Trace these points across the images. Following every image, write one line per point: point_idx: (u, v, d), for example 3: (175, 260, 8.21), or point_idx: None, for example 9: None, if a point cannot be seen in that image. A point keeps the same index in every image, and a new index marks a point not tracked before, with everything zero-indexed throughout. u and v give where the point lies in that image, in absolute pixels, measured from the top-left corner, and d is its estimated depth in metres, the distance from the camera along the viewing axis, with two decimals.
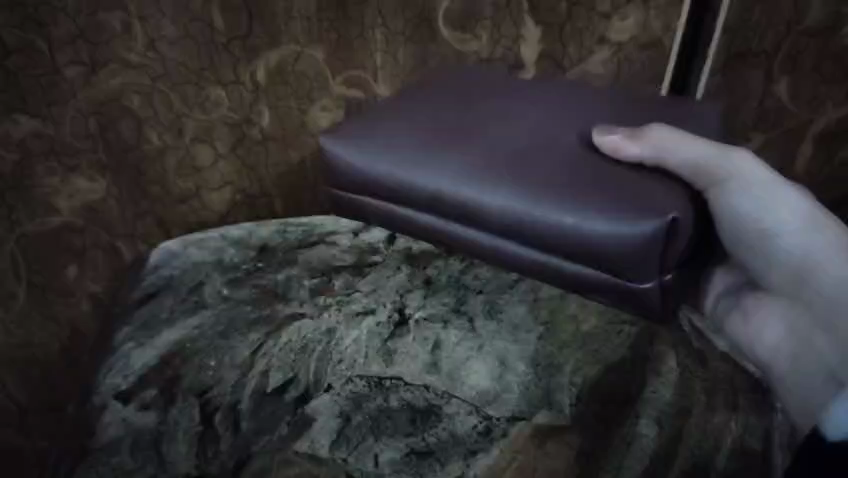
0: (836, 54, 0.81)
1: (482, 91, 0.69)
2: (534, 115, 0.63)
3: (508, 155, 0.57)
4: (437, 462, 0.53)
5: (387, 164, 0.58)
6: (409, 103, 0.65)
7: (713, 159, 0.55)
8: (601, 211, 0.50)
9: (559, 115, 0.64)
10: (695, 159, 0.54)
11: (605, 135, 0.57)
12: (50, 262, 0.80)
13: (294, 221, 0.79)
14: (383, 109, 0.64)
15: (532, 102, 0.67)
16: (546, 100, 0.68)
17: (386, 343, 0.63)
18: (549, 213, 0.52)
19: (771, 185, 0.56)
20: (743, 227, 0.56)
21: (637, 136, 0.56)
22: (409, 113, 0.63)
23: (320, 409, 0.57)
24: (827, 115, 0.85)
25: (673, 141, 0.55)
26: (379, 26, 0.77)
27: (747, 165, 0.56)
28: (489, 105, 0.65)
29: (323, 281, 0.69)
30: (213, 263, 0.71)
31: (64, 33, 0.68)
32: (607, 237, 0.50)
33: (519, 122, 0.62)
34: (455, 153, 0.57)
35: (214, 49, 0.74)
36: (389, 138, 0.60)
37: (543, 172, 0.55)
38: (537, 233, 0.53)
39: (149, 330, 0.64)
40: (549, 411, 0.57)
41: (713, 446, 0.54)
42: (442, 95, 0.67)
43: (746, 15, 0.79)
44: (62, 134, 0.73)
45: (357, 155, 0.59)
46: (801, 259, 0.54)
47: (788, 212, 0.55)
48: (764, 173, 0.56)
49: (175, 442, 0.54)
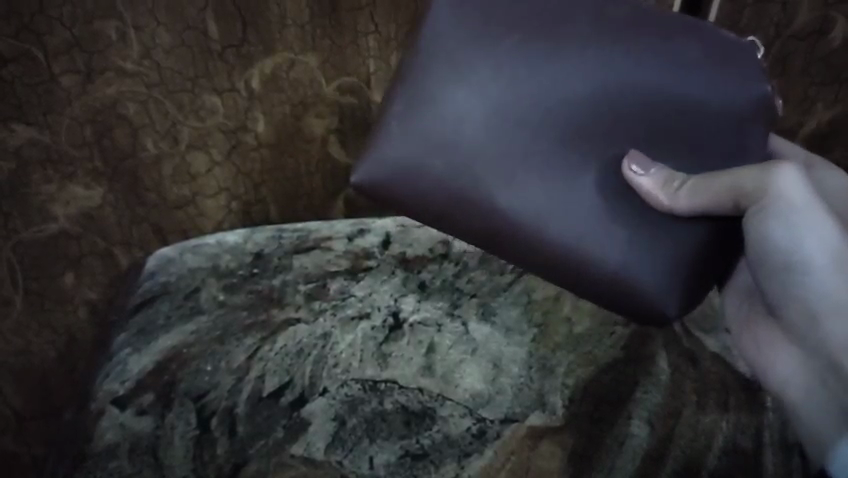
0: (825, 57, 0.78)
1: (514, 26, 0.56)
2: (572, 97, 0.55)
3: (544, 198, 0.56)
4: (431, 464, 0.56)
5: (416, 189, 0.58)
6: (430, 81, 0.57)
7: (758, 183, 0.50)
8: (626, 264, 0.55)
9: (593, 91, 0.55)
10: (736, 189, 0.51)
11: (638, 173, 0.54)
12: (47, 270, 0.84)
13: (290, 225, 0.74)
14: (404, 96, 0.58)
15: (568, 56, 0.55)
16: (585, 38, 0.55)
17: (381, 346, 0.63)
18: (580, 259, 0.56)
19: (807, 211, 0.50)
20: (761, 255, 0.52)
21: (669, 182, 0.53)
22: (432, 103, 0.57)
23: (317, 413, 0.59)
24: (817, 115, 0.82)
25: (704, 188, 0.52)
26: (372, 32, 0.75)
27: (797, 190, 0.50)
28: (521, 73, 0.55)
29: (319, 285, 0.67)
30: (208, 269, 0.69)
31: (60, 42, 0.69)
32: (626, 284, 0.56)
33: (557, 116, 0.55)
34: (485, 184, 0.56)
35: (209, 57, 0.72)
36: (414, 154, 0.57)
37: (578, 209, 0.55)
38: (564, 271, 0.57)
39: (147, 336, 0.64)
40: (542, 412, 0.58)
41: (705, 444, 0.56)
42: (460, 82, 0.56)
43: (736, 17, 0.75)
44: (58, 143, 0.75)
45: (385, 173, 0.58)
46: (819, 301, 0.50)
47: (818, 246, 0.49)
48: (804, 199, 0.50)
49: (172, 447, 0.57)
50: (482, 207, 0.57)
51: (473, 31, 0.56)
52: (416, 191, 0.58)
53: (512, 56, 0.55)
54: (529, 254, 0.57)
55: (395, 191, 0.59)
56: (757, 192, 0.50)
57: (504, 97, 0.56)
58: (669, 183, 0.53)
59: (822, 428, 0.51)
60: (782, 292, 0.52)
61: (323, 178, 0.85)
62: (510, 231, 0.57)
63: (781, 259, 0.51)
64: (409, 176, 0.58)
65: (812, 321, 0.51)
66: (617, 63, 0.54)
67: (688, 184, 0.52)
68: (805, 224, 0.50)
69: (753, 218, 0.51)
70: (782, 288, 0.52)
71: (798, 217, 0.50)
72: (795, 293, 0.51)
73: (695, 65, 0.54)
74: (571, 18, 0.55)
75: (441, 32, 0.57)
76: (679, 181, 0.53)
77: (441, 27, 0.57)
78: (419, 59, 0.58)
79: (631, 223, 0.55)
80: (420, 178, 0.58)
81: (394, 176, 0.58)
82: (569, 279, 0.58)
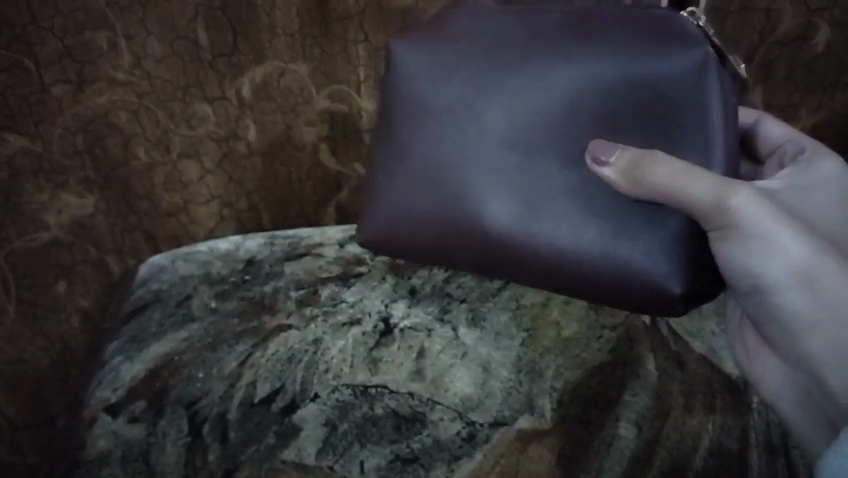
0: (808, 63, 0.79)
1: (457, 57, 0.57)
2: (529, 113, 0.55)
3: (531, 206, 0.56)
4: (422, 468, 0.57)
5: (410, 221, 0.60)
6: (397, 124, 0.60)
7: (714, 209, 0.50)
8: (621, 266, 0.55)
9: (546, 99, 0.55)
10: (697, 212, 0.51)
11: (600, 164, 0.53)
12: (39, 278, 0.85)
13: (280, 234, 0.74)
14: (383, 145, 0.61)
15: (528, 72, 0.55)
16: (527, 52, 0.55)
17: (372, 352, 0.63)
18: (575, 266, 0.56)
19: (763, 233, 0.50)
20: (735, 273, 0.52)
21: (635, 168, 0.51)
22: (405, 145, 0.59)
23: (308, 419, 0.60)
24: (803, 121, 0.83)
25: (667, 178, 0.50)
26: (362, 41, 0.74)
27: (756, 209, 0.50)
28: (474, 101, 0.56)
29: (310, 291, 0.68)
30: (201, 276, 0.70)
31: (52, 52, 0.70)
32: (625, 283, 0.55)
33: (519, 132, 0.56)
34: (471, 210, 0.58)
35: (200, 66, 0.73)
36: (399, 195, 0.60)
37: (565, 214, 0.56)
38: (561, 287, 0.58)
39: (139, 344, 0.65)
40: (531, 416, 0.59)
41: (692, 445, 0.57)
42: (434, 108, 0.58)
43: (719, 26, 0.76)
44: (50, 152, 0.76)
45: (383, 220, 0.62)
46: (789, 313, 0.51)
47: (779, 264, 0.50)
48: (757, 221, 0.50)
49: (164, 454, 0.59)
50: (479, 236, 0.58)
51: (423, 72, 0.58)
52: (410, 224, 0.60)
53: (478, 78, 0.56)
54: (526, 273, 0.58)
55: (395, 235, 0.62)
56: (715, 218, 0.51)
57: (465, 124, 0.57)
58: (632, 167, 0.51)
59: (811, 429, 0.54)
60: (761, 304, 0.53)
61: (316, 184, 0.84)
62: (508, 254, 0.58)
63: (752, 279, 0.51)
64: (403, 211, 0.60)
65: (791, 333, 0.52)
66: (566, 70, 0.54)
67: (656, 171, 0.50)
68: (768, 244, 0.50)
69: (720, 240, 0.52)
70: (758, 301, 0.53)
71: (756, 239, 0.50)
72: (773, 309, 0.52)
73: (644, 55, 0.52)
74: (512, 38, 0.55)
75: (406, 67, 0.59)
76: (640, 168, 0.51)
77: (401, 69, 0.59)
78: (386, 105, 0.61)
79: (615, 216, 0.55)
80: (411, 217, 0.60)
81: (388, 211, 0.61)
82: (569, 291, 0.59)
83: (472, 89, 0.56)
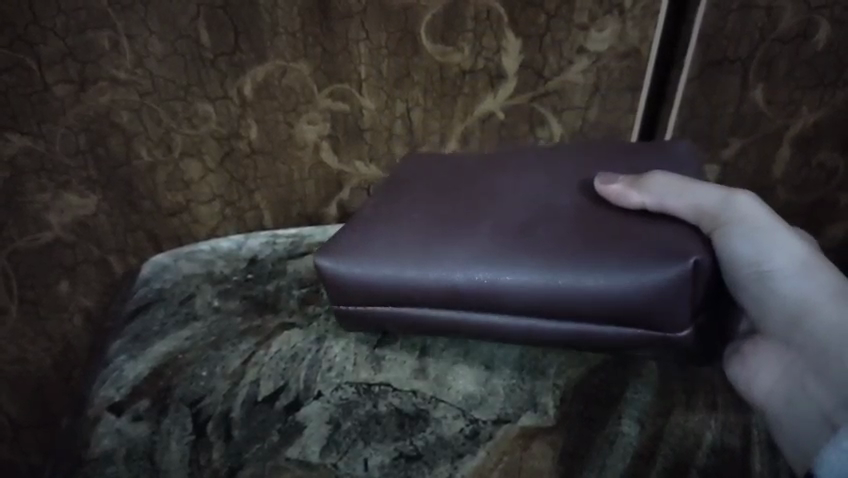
0: (808, 60, 0.78)
1: (457, 166, 0.71)
2: (518, 182, 0.66)
3: (521, 232, 0.58)
4: (425, 465, 0.55)
5: (393, 244, 0.60)
6: (396, 192, 0.68)
7: (720, 209, 0.54)
8: (620, 270, 0.52)
9: (541, 170, 0.68)
10: (701, 212, 0.54)
11: (605, 185, 0.60)
12: (41, 278, 0.85)
13: (283, 231, 0.80)
14: (364, 214, 0.66)
15: (523, 165, 0.69)
16: (522, 163, 0.69)
17: (375, 350, 0.64)
18: (571, 276, 0.53)
19: (769, 230, 0.52)
20: (735, 276, 0.52)
21: (636, 185, 0.58)
22: (388, 215, 0.64)
23: (311, 417, 0.59)
24: (804, 119, 0.83)
25: (670, 184, 0.56)
26: (363, 40, 0.74)
27: (758, 211, 0.53)
28: (465, 181, 0.68)
29: (312, 290, 0.71)
30: (204, 276, 0.74)
31: (53, 52, 0.70)
32: (625, 294, 0.52)
33: (504, 194, 0.64)
34: (458, 236, 0.59)
35: (201, 65, 0.73)
36: (388, 227, 0.62)
37: (556, 240, 0.56)
38: (554, 314, 0.55)
39: (142, 343, 0.67)
40: (533, 413, 0.58)
41: (694, 443, 0.55)
42: (440, 179, 0.69)
43: (721, 23, 0.76)
44: (53, 151, 0.76)
45: (349, 266, 0.59)
46: (795, 304, 0.50)
47: (784, 258, 0.51)
48: (763, 220, 0.52)
49: (169, 452, 0.57)
50: (460, 263, 0.56)
51: (422, 173, 0.70)
52: (390, 247, 0.60)
53: (477, 170, 0.69)
54: (515, 293, 0.55)
55: (365, 283, 0.59)
56: (722, 215, 0.53)
57: (455, 192, 0.66)
58: (634, 183, 0.58)
59: (810, 436, 0.48)
60: (760, 305, 0.52)
61: (317, 184, 0.85)
62: (490, 284, 0.55)
63: (751, 271, 0.51)
64: (387, 238, 0.61)
65: (789, 327, 0.50)
66: (568, 160, 0.69)
67: (656, 183, 0.57)
68: (773, 239, 0.51)
69: (719, 242, 0.53)
70: (760, 301, 0.52)
71: (762, 234, 0.52)
72: (774, 302, 0.51)
73: (633, 154, 0.68)
74: (510, 156, 0.71)
75: (416, 170, 0.71)
76: (643, 182, 0.58)
77: (407, 172, 0.71)
78: (389, 188, 0.70)
79: (609, 240, 0.55)
80: (394, 240, 0.60)
81: (374, 238, 0.61)
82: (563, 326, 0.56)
83: (466, 180, 0.68)
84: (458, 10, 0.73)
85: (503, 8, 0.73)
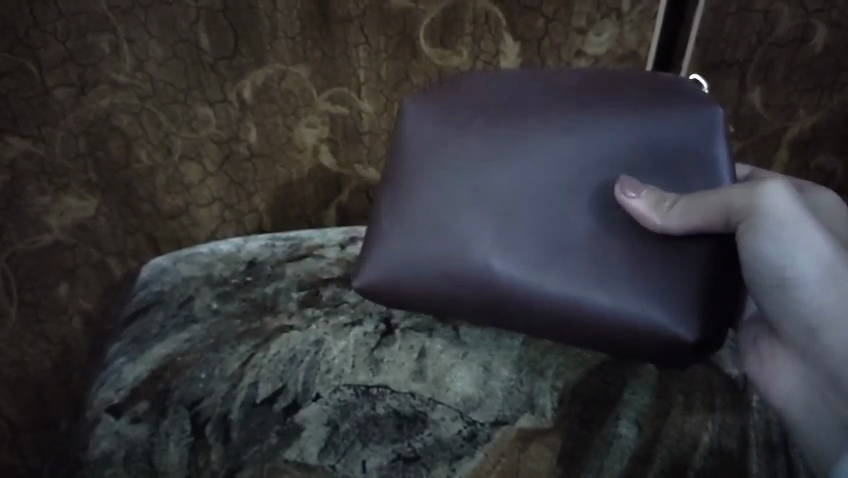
0: (806, 64, 0.79)
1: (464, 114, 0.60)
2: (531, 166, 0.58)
3: (543, 254, 0.56)
4: (423, 467, 0.57)
5: (417, 272, 0.60)
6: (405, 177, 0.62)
7: (749, 206, 0.51)
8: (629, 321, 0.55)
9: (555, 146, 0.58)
10: (730, 212, 0.52)
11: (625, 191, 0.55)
12: (41, 280, 0.86)
13: (282, 235, 0.77)
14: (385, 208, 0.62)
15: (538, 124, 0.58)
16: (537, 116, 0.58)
17: (373, 352, 0.64)
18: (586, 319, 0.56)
19: (798, 231, 0.49)
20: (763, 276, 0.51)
21: (662, 203, 0.53)
22: (404, 203, 0.61)
23: (309, 419, 0.60)
24: (801, 122, 0.84)
25: (696, 208, 0.52)
26: (362, 44, 0.75)
27: (781, 202, 0.50)
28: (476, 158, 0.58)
29: (311, 292, 0.70)
30: (203, 278, 0.72)
31: (54, 55, 0.70)
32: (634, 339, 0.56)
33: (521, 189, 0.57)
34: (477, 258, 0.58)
35: (202, 69, 0.73)
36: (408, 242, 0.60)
37: (575, 270, 0.56)
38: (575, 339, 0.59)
39: (141, 345, 0.66)
40: (531, 415, 0.59)
41: (692, 444, 0.56)
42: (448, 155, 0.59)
43: (718, 27, 0.76)
44: (53, 155, 0.76)
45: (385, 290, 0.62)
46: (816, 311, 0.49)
47: (811, 263, 0.49)
48: (794, 217, 0.50)
49: (167, 454, 0.58)
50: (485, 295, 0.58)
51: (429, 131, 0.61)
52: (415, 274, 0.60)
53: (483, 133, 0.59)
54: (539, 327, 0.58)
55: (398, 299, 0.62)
56: (751, 212, 0.51)
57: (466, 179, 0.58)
58: (660, 204, 0.53)
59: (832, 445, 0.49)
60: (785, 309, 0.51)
61: (315, 186, 0.86)
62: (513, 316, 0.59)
63: (777, 275, 0.50)
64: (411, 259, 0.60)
65: (811, 336, 0.49)
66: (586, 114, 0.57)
67: (681, 205, 0.53)
68: (800, 240, 0.49)
69: (749, 238, 0.51)
70: (783, 304, 0.51)
71: (790, 235, 0.49)
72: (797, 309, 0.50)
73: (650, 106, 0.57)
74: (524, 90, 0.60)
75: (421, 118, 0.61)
76: (668, 204, 0.53)
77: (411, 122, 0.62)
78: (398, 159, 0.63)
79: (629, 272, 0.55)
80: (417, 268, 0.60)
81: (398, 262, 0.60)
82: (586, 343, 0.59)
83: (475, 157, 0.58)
84: (456, 13, 0.73)
85: (502, 12, 0.73)
